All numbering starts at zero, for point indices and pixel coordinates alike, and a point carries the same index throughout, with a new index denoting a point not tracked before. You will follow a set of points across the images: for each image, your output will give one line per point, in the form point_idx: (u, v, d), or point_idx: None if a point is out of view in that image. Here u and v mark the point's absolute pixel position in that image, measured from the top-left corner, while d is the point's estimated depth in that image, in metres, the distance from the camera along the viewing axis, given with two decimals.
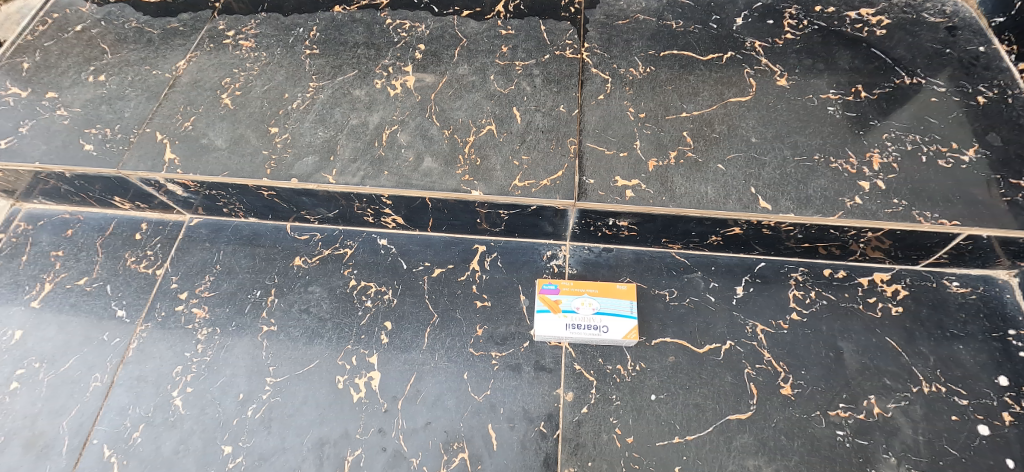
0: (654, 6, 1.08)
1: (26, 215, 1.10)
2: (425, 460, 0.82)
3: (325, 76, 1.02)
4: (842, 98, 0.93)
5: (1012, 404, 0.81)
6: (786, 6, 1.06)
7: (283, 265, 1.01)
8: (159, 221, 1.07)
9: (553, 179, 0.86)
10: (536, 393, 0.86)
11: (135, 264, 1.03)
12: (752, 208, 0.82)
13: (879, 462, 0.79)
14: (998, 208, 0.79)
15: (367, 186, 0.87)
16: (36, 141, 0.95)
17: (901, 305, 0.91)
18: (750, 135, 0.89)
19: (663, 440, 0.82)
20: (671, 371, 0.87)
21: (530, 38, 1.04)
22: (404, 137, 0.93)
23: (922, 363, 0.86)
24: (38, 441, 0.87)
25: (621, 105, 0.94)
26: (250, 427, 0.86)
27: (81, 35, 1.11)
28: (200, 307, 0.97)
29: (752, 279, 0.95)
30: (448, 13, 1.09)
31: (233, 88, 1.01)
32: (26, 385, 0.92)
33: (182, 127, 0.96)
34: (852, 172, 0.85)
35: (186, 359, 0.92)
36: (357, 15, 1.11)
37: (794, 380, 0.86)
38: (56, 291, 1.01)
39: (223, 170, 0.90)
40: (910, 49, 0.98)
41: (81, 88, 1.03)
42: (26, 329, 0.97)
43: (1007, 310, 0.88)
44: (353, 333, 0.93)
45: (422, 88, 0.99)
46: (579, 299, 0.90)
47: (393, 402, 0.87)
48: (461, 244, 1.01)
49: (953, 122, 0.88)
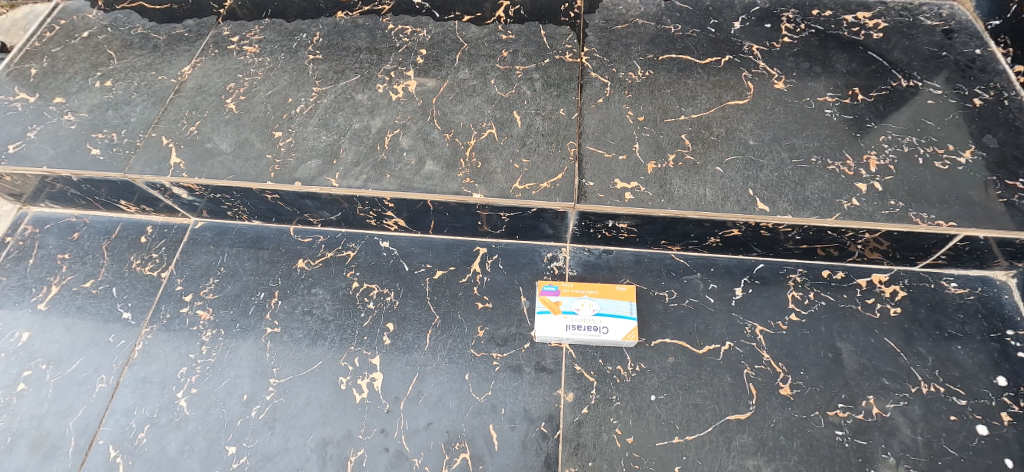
0: (652, 10, 1.09)
1: (34, 218, 1.12)
2: (427, 460, 0.83)
3: (328, 81, 1.03)
4: (839, 100, 0.94)
5: (1011, 404, 0.81)
6: (783, 10, 1.07)
7: (287, 268, 1.02)
8: (165, 224, 1.08)
9: (553, 181, 0.87)
10: (536, 394, 0.87)
11: (141, 266, 1.04)
12: (751, 210, 0.83)
13: (877, 462, 0.79)
14: (996, 210, 0.80)
15: (369, 189, 0.88)
16: (44, 146, 0.97)
17: (899, 306, 0.91)
18: (748, 138, 0.90)
19: (663, 440, 0.83)
20: (670, 371, 0.88)
21: (530, 43, 1.05)
22: (406, 140, 0.94)
23: (921, 363, 0.86)
24: (45, 442, 0.88)
25: (621, 108, 0.95)
26: (254, 428, 0.87)
27: (87, 42, 1.13)
28: (204, 309, 0.98)
29: (751, 281, 0.96)
30: (449, 19, 1.11)
31: (237, 93, 1.02)
32: (32, 386, 0.93)
33: (187, 131, 0.97)
34: (849, 174, 0.85)
35: (191, 360, 0.93)
36: (359, 21, 1.12)
37: (794, 381, 0.86)
38: (63, 293, 1.02)
39: (228, 174, 0.91)
40: (906, 52, 0.99)
41: (88, 93, 1.04)
42: (33, 331, 0.99)
43: (1005, 311, 0.89)
44: (356, 334, 0.94)
45: (423, 92, 1.00)
46: (580, 300, 0.91)
47: (395, 403, 0.88)
48: (462, 246, 1.02)
49: (950, 124, 0.89)
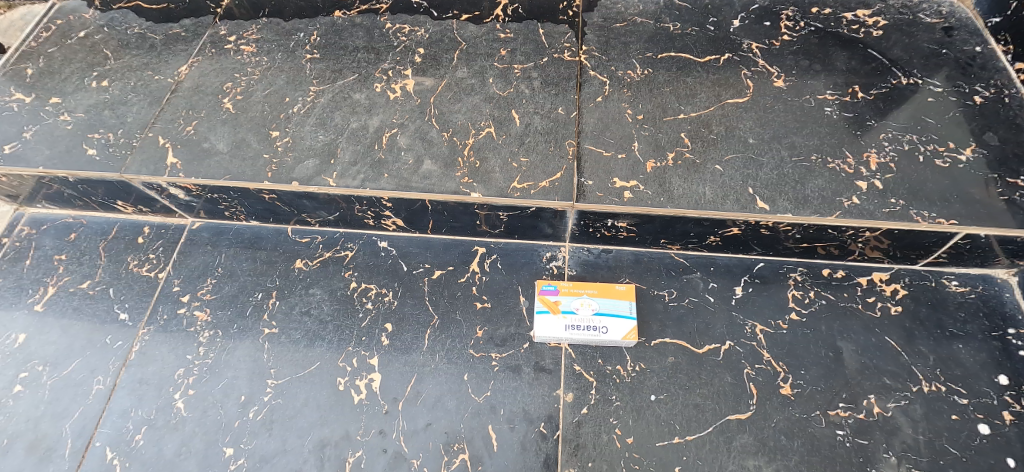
0: (651, 8, 1.09)
1: (31, 219, 1.11)
2: (426, 461, 0.82)
3: (325, 80, 1.03)
4: (839, 98, 0.93)
5: (1013, 404, 0.80)
6: (782, 8, 1.07)
7: (285, 268, 1.01)
8: (162, 225, 1.08)
9: (551, 180, 0.86)
10: (536, 394, 0.86)
11: (137, 267, 1.03)
12: (751, 208, 0.82)
13: (879, 462, 0.79)
14: (996, 207, 0.79)
15: (367, 189, 0.87)
16: (40, 147, 0.96)
17: (900, 305, 0.91)
18: (748, 136, 0.90)
19: (663, 441, 0.82)
20: (670, 371, 0.88)
21: (529, 41, 1.05)
22: (403, 139, 0.93)
23: (922, 362, 0.86)
24: (41, 444, 0.87)
25: (620, 107, 0.94)
26: (251, 430, 0.87)
27: (83, 42, 1.13)
28: (202, 310, 0.98)
29: (751, 280, 0.95)
30: (448, 17, 1.10)
31: (234, 93, 1.02)
32: (28, 388, 0.93)
33: (184, 131, 0.96)
34: (850, 172, 0.85)
35: (188, 361, 0.93)
36: (357, 20, 1.12)
37: (794, 380, 0.86)
38: (59, 295, 1.02)
39: (225, 174, 0.91)
40: (906, 49, 0.99)
41: (85, 93, 1.04)
42: (29, 332, 0.98)
43: (1007, 309, 0.88)
44: (354, 334, 0.94)
45: (422, 91, 0.99)
46: (579, 300, 0.90)
47: (394, 404, 0.87)
48: (461, 246, 1.02)
49: (951, 122, 0.89)
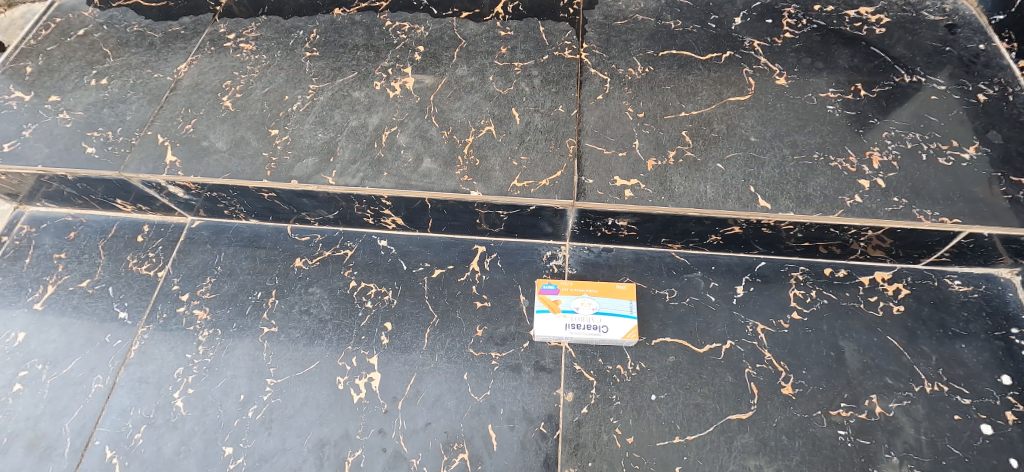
0: (652, 6, 1.08)
1: (30, 218, 1.11)
2: (425, 461, 0.82)
3: (324, 78, 1.02)
4: (841, 96, 0.93)
5: (1016, 404, 0.80)
6: (784, 5, 1.06)
7: (284, 267, 1.01)
8: (161, 224, 1.08)
9: (552, 179, 0.86)
10: (536, 394, 0.86)
11: (136, 266, 1.03)
12: (752, 207, 0.82)
13: (880, 462, 0.78)
14: (1000, 206, 0.79)
15: (367, 186, 0.87)
16: (39, 145, 0.96)
17: (902, 304, 0.90)
18: (749, 135, 0.89)
19: (663, 440, 0.82)
20: (671, 370, 0.87)
21: (529, 39, 1.04)
22: (403, 137, 0.93)
23: (924, 362, 0.85)
24: (40, 442, 0.87)
25: (621, 105, 0.94)
26: (250, 429, 0.86)
27: (83, 40, 1.12)
28: (201, 309, 0.98)
29: (752, 279, 0.95)
30: (448, 15, 1.10)
31: (233, 91, 1.01)
32: (28, 387, 0.93)
33: (183, 129, 0.96)
34: (852, 171, 0.84)
35: (187, 360, 0.93)
36: (356, 17, 1.11)
37: (795, 380, 0.85)
38: (58, 293, 1.01)
39: (223, 172, 0.90)
40: (909, 47, 0.98)
41: (84, 91, 1.04)
42: (29, 331, 0.98)
43: (1010, 309, 0.88)
44: (354, 333, 0.93)
45: (422, 90, 0.99)
46: (579, 299, 0.90)
47: (393, 403, 0.87)
48: (461, 245, 1.02)
49: (954, 120, 0.88)
